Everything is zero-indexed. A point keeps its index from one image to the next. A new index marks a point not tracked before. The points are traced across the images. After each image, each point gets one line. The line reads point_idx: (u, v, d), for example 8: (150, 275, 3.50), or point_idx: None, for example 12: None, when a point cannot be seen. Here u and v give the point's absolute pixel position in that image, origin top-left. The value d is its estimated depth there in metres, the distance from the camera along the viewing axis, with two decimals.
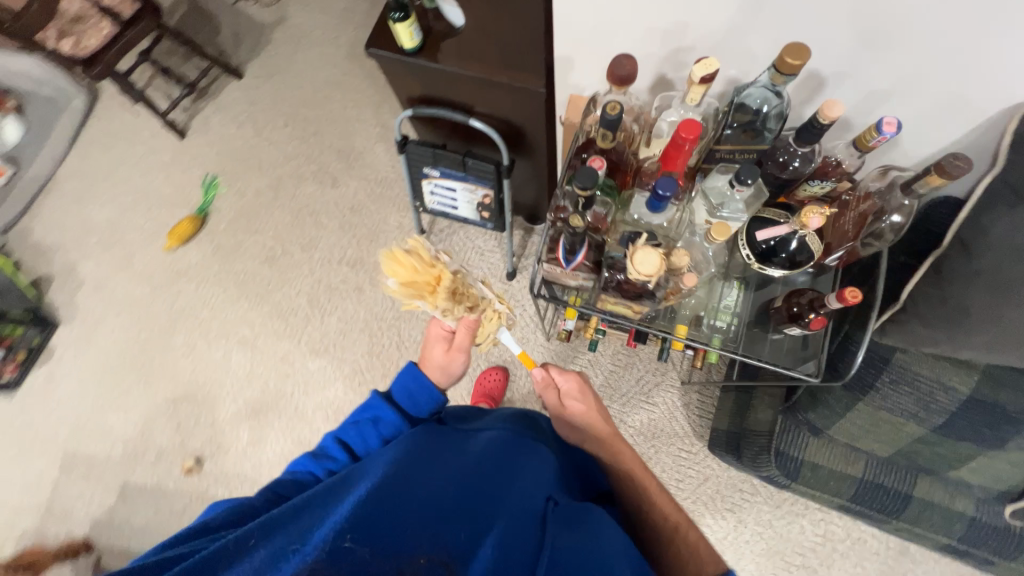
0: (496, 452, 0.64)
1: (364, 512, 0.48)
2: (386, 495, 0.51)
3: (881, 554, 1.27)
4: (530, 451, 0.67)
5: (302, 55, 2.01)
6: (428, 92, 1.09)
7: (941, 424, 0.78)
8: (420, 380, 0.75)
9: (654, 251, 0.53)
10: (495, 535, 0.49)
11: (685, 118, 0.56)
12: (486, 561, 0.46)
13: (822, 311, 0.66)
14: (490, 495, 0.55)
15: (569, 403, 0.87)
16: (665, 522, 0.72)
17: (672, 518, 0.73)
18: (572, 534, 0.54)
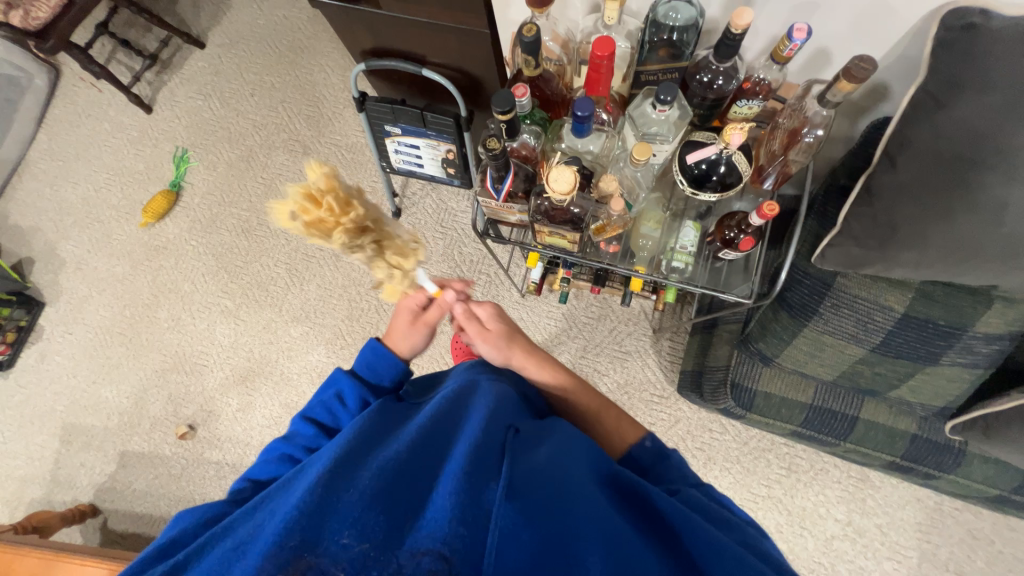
0: (451, 406, 0.60)
1: (320, 507, 0.42)
2: (338, 481, 0.45)
3: (843, 482, 1.33)
4: (486, 394, 0.64)
5: (264, 19, 1.95)
6: (379, 44, 1.06)
7: (879, 344, 0.81)
8: (380, 351, 0.73)
9: (568, 169, 0.56)
10: (449, 479, 0.45)
11: (600, 36, 0.57)
12: (441, 507, 0.43)
13: (749, 232, 0.68)
14: (443, 447, 0.52)
15: (493, 332, 0.86)
16: (594, 411, 0.80)
17: (596, 404, 0.80)
18: (539, 455, 0.53)
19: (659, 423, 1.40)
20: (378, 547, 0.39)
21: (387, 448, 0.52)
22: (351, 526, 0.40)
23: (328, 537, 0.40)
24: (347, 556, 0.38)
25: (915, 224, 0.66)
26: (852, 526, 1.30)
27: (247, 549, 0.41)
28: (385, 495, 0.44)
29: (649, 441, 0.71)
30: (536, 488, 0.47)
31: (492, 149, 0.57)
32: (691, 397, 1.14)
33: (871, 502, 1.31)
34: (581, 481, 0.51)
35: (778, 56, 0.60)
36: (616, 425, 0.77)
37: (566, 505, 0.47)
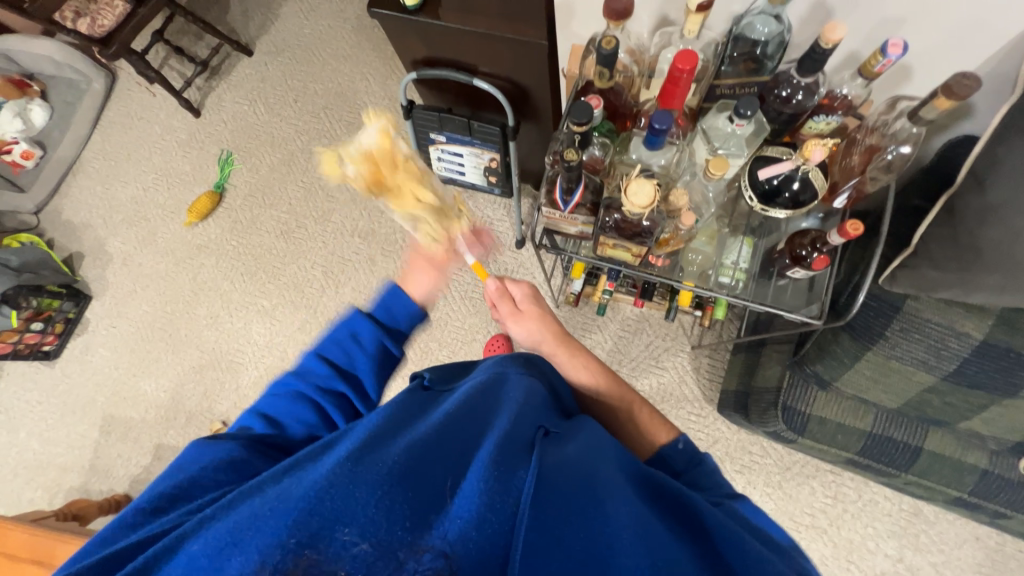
0: (480, 391, 0.56)
1: (341, 490, 0.37)
2: (360, 460, 0.40)
3: (893, 515, 1.26)
4: (516, 384, 0.59)
5: (309, 28, 2.01)
6: (432, 53, 1.07)
7: (952, 372, 0.77)
8: (396, 293, 0.75)
9: (648, 182, 0.56)
10: (475, 473, 0.42)
11: (682, 49, 0.56)
12: (468, 504, 0.39)
13: (825, 250, 0.65)
14: (471, 435, 0.48)
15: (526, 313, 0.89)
16: (622, 408, 0.77)
17: (628, 398, 0.78)
18: (569, 453, 0.49)
19: (696, 443, 1.36)
20: (398, 545, 0.35)
21: (412, 427, 0.48)
22: (369, 516, 0.36)
23: (340, 523, 0.35)
24: (366, 556, 0.34)
25: (1004, 247, 0.63)
26: (903, 562, 1.24)
27: (254, 528, 0.36)
28: (409, 478, 0.39)
29: (682, 442, 0.68)
30: (564, 489, 0.43)
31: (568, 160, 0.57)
32: (736, 414, 1.11)
33: (924, 538, 1.24)
34: (613, 481, 0.47)
35: (868, 71, 0.58)
36: (646, 421, 0.75)
37: (596, 508, 0.43)
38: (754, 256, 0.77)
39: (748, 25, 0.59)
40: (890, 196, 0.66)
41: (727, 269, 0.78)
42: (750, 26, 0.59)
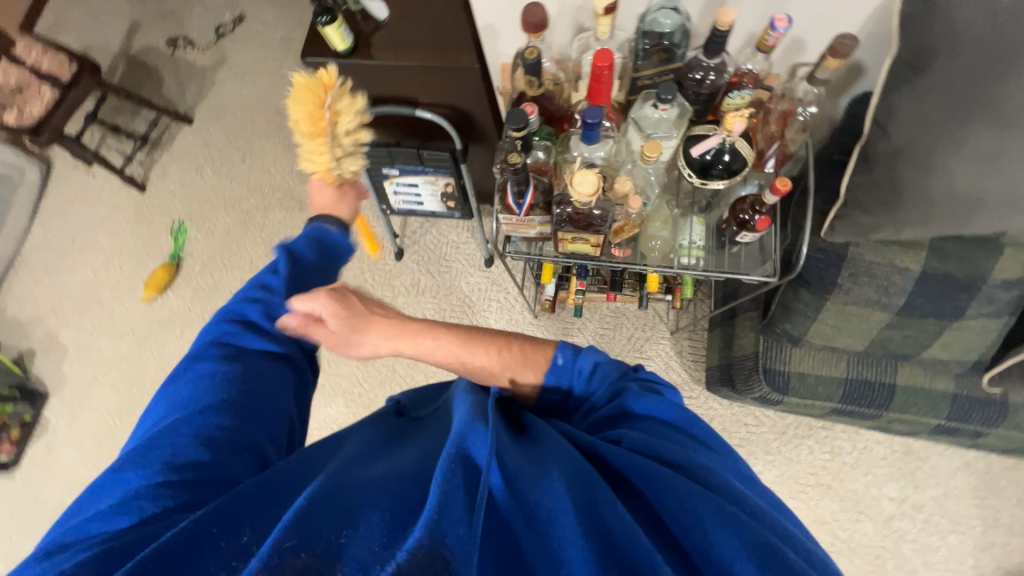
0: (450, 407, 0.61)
1: (323, 506, 0.42)
2: (338, 484, 0.46)
3: (889, 458, 1.31)
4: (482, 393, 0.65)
5: (247, 90, 2.03)
6: (371, 93, 1.11)
7: (903, 306, 0.83)
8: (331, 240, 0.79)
9: (591, 172, 0.60)
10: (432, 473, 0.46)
11: (599, 49, 0.61)
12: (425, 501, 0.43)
13: (764, 211, 0.70)
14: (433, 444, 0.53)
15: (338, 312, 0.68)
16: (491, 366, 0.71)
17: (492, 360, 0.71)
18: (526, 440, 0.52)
19: None
20: (375, 547, 0.39)
21: (390, 454, 0.53)
22: (350, 525, 0.41)
23: (317, 531, 0.40)
24: (348, 556, 0.38)
25: (917, 186, 0.70)
26: (907, 502, 1.28)
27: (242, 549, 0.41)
28: (382, 490, 0.44)
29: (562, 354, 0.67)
30: (516, 473, 0.46)
31: (513, 162, 0.60)
32: (724, 386, 1.15)
33: (921, 474, 1.29)
34: (567, 454, 0.50)
35: (764, 46, 0.64)
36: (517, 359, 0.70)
37: (546, 484, 0.46)
38: (706, 229, 0.81)
39: (654, 21, 0.66)
40: (809, 153, 0.73)
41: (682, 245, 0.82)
42: (654, 24, 0.66)
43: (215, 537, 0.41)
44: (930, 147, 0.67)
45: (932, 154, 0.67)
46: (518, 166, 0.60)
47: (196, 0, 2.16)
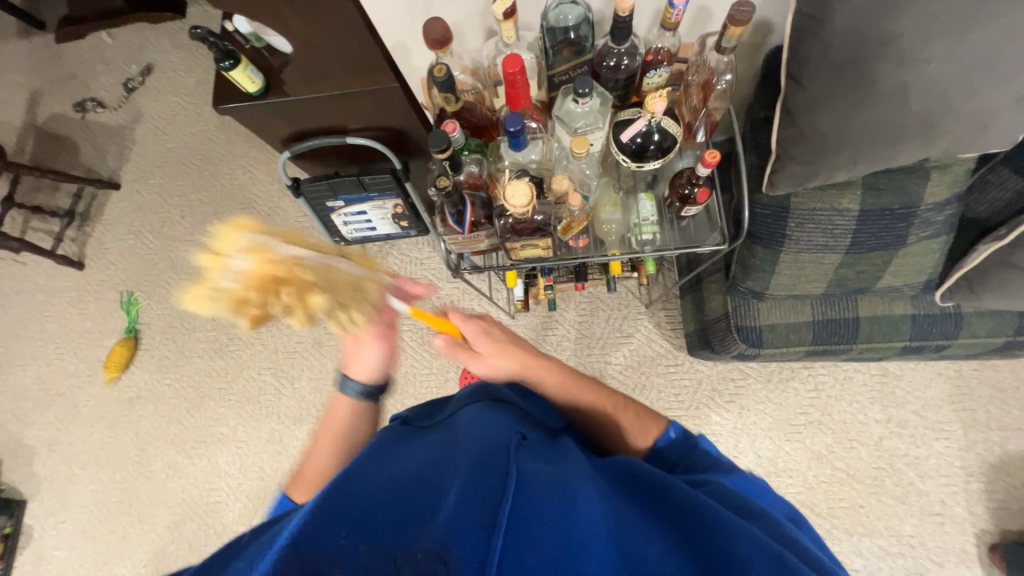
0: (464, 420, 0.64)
1: (336, 513, 0.47)
2: (348, 493, 0.50)
3: (868, 383, 1.37)
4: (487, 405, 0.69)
5: (172, 143, 1.93)
6: (297, 128, 1.07)
7: (851, 245, 0.86)
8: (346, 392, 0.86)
9: (521, 182, 0.59)
10: (457, 487, 0.48)
11: (507, 54, 0.59)
12: (449, 509, 0.45)
13: (702, 182, 0.71)
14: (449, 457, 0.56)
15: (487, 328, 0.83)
16: (608, 413, 0.76)
17: (611, 405, 0.77)
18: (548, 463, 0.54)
19: (684, 390, 1.43)
20: (382, 551, 0.43)
21: (400, 462, 0.57)
22: (357, 529, 0.46)
23: (326, 534, 0.44)
24: (350, 556, 0.43)
25: (840, 129, 0.72)
26: (892, 421, 1.34)
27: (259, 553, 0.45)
28: (394, 506, 0.48)
29: (672, 428, 0.73)
30: (544, 497, 0.47)
31: (442, 186, 0.59)
32: (703, 349, 1.18)
33: (901, 392, 1.35)
34: (589, 483, 0.52)
35: (669, 23, 0.64)
36: (634, 421, 0.75)
37: (574, 510, 0.47)
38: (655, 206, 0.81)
39: (555, 18, 0.65)
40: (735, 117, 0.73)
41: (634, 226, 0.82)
42: (562, 22, 0.65)
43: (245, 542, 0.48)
44: (844, 92, 0.69)
45: (848, 98, 0.69)
46: (447, 189, 0.59)
47: (96, 58, 2.03)
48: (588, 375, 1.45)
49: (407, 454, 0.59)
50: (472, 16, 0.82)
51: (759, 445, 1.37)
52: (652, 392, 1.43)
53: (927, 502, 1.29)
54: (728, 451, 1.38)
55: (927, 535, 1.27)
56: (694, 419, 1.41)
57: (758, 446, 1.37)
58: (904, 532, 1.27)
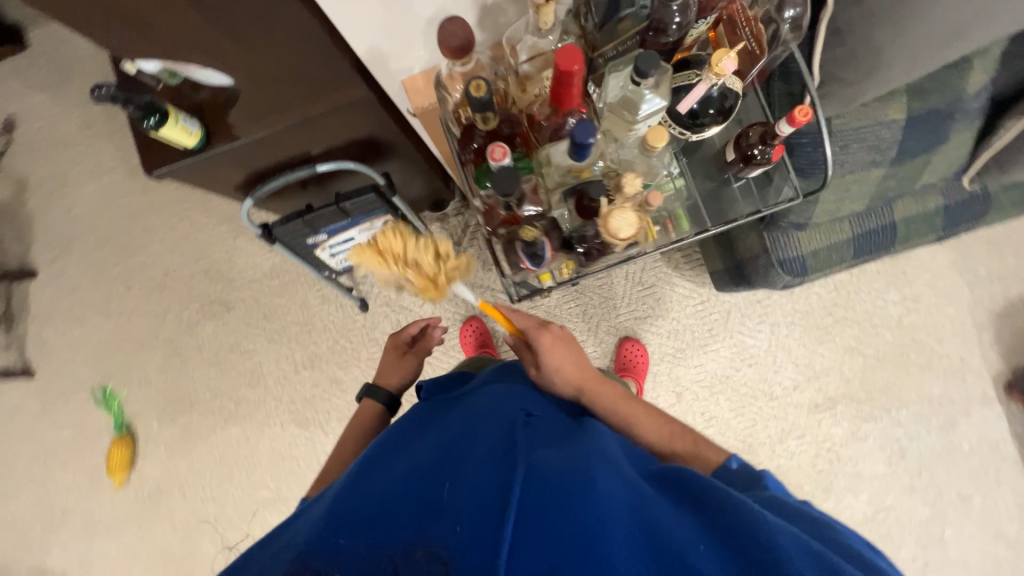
0: (469, 412, 0.66)
1: (348, 516, 0.49)
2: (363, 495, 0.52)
3: (881, 269, 1.42)
4: (487, 395, 0.71)
5: (80, 205, 1.61)
6: (252, 169, 0.88)
7: (895, 155, 0.82)
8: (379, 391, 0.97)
9: (626, 208, 0.58)
10: (470, 479, 0.49)
11: (560, 45, 0.47)
12: (464, 498, 0.47)
13: (776, 141, 0.63)
14: (462, 447, 0.57)
15: (549, 349, 0.84)
16: (663, 441, 0.76)
17: (669, 431, 0.77)
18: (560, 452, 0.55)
19: (716, 323, 1.44)
20: (387, 547, 0.44)
21: (413, 456, 0.59)
22: (362, 527, 0.47)
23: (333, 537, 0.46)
24: (353, 553, 0.44)
25: (900, 39, 0.65)
26: (908, 299, 1.41)
27: (271, 557, 0.48)
28: (404, 501, 0.49)
29: (736, 461, 0.67)
30: (559, 485, 0.48)
31: (531, 238, 0.59)
32: (737, 287, 1.17)
33: (911, 270, 1.41)
34: (605, 472, 0.52)
35: None
36: (694, 449, 0.73)
37: (592, 499, 0.47)
38: (680, 163, 0.74)
39: None
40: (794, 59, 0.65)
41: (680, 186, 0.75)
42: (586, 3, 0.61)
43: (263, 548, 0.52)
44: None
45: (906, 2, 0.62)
46: (536, 238, 0.60)
47: None
48: (624, 338, 1.43)
49: (423, 447, 0.61)
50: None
51: (795, 354, 1.42)
52: (686, 333, 1.44)
53: (948, 363, 1.39)
54: (768, 367, 1.43)
55: (953, 391, 1.39)
56: (731, 347, 1.44)
57: (795, 355, 1.42)
58: (933, 394, 1.39)
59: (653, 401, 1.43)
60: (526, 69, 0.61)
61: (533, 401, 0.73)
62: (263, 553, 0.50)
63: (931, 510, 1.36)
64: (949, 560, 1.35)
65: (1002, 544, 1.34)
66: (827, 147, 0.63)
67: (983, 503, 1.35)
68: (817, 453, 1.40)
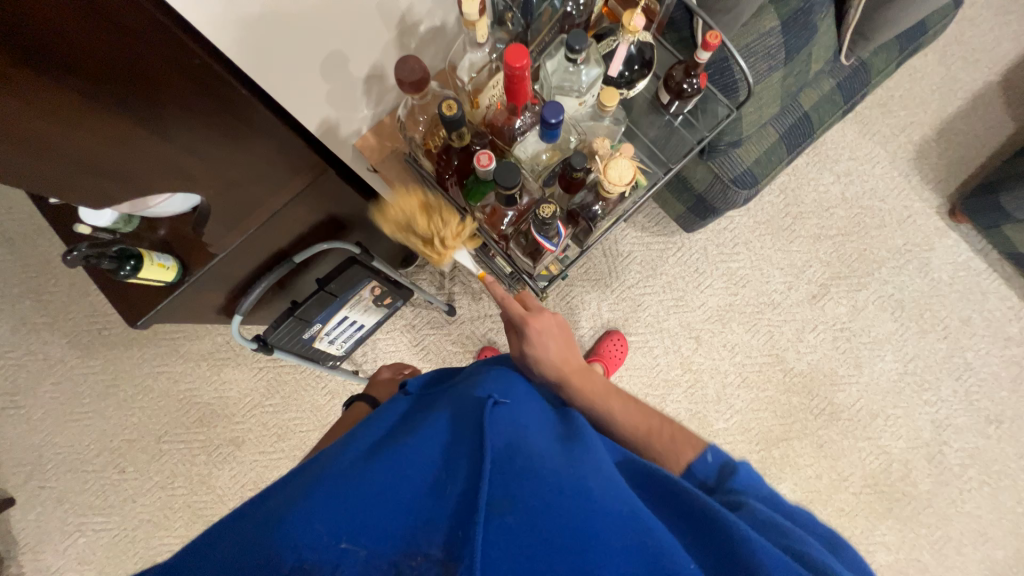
0: (458, 390, 0.60)
1: (333, 505, 0.45)
2: (348, 480, 0.46)
3: (810, 160, 1.57)
4: (472, 374, 0.66)
5: (41, 408, 1.48)
6: (233, 285, 0.86)
7: (786, 55, 0.94)
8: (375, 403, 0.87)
9: (621, 158, 0.66)
10: (463, 475, 0.45)
11: (506, 48, 0.57)
12: (456, 499, 0.44)
13: (698, 72, 0.73)
14: (459, 425, 0.51)
15: (540, 337, 0.72)
16: (637, 438, 0.65)
17: (643, 427, 0.66)
18: (552, 441, 0.49)
19: (699, 261, 1.52)
20: (384, 552, 0.43)
21: (406, 432, 0.54)
22: (355, 527, 0.44)
23: (319, 536, 0.43)
24: (349, 560, 0.43)
25: None
26: (842, 175, 1.56)
27: (261, 535, 0.45)
28: (392, 493, 0.45)
29: (712, 453, 0.59)
30: (554, 485, 0.43)
31: (550, 214, 0.64)
32: (704, 221, 1.23)
33: (833, 151, 1.58)
34: (598, 469, 0.47)
35: None
36: (668, 447, 0.63)
37: (585, 509, 0.42)
38: (627, 122, 0.83)
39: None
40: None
41: (633, 136, 0.84)
42: (509, 7, 0.69)
43: (259, 511, 0.49)
44: None
45: None
46: (555, 213, 0.65)
47: None
48: (607, 329, 1.47)
49: (411, 426, 0.55)
50: (389, 51, 0.73)
51: (777, 259, 1.53)
52: (676, 281, 1.51)
53: (898, 214, 1.54)
54: (759, 281, 1.51)
55: (913, 236, 1.53)
56: (720, 277, 1.52)
57: (776, 261, 1.53)
58: (900, 245, 1.53)
59: (678, 353, 1.47)
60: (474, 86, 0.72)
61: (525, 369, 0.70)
62: (250, 527, 0.47)
63: (947, 343, 1.47)
64: (983, 378, 1.45)
65: (1014, 346, 1.46)
66: (739, 63, 0.70)
67: (984, 318, 1.48)
68: (835, 336, 1.48)
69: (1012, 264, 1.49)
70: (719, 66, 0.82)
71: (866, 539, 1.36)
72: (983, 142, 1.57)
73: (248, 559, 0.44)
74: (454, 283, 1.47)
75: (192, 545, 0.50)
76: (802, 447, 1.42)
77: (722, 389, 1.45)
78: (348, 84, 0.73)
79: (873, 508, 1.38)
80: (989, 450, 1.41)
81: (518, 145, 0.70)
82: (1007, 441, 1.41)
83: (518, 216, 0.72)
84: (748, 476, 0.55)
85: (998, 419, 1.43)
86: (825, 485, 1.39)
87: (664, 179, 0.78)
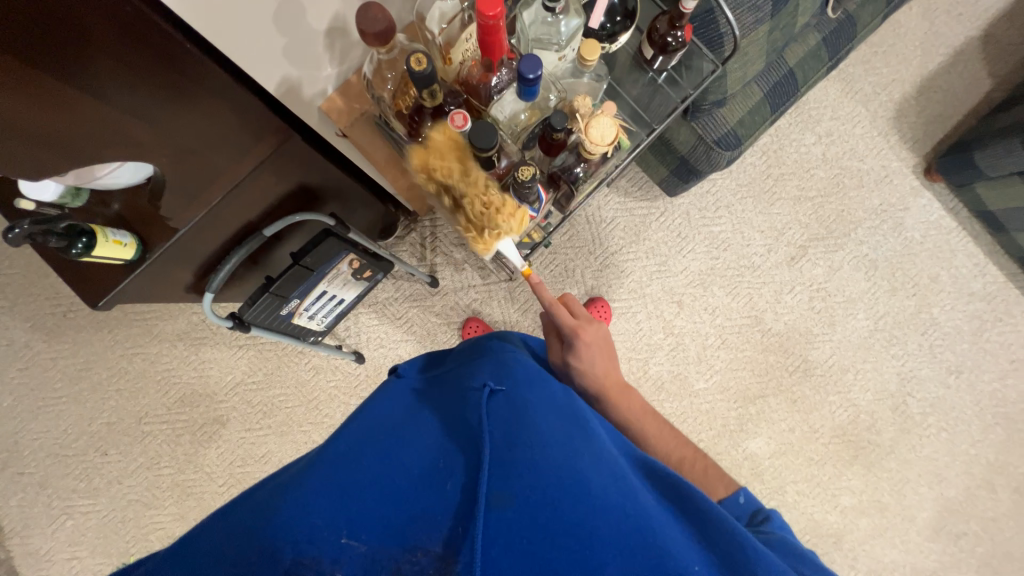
0: (455, 386, 0.61)
1: (330, 498, 0.44)
2: (345, 472, 0.46)
3: (792, 120, 1.56)
4: (467, 366, 0.66)
5: (10, 395, 1.43)
6: (199, 263, 0.81)
7: (772, 8, 0.90)
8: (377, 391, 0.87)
9: (603, 117, 0.63)
10: (463, 466, 0.45)
11: None
12: (456, 490, 0.44)
13: (682, 24, 0.70)
14: (457, 421, 0.52)
15: (589, 350, 0.78)
16: (673, 461, 0.75)
17: (677, 455, 0.75)
18: (551, 436, 0.50)
19: (681, 226, 1.52)
20: (385, 545, 0.41)
21: (403, 427, 0.54)
22: (352, 520, 0.42)
23: (317, 529, 0.42)
24: (349, 555, 0.41)
25: None
26: (823, 136, 1.56)
27: (258, 526, 0.44)
28: (390, 484, 0.45)
29: (743, 496, 0.68)
30: (554, 478, 0.44)
31: (529, 176, 0.62)
32: (687, 183, 1.21)
33: (815, 111, 1.56)
34: (595, 465, 0.48)
35: None
36: (702, 477, 0.72)
37: (585, 503, 0.42)
38: (608, 81, 0.80)
39: None
40: None
41: (616, 95, 0.81)
42: None
43: (254, 504, 0.48)
44: None
45: None
46: (534, 175, 0.62)
47: None
48: (591, 296, 1.48)
49: (408, 421, 0.55)
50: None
51: (758, 223, 1.54)
52: (660, 248, 1.51)
53: (875, 174, 1.56)
54: (740, 245, 1.53)
55: (889, 196, 1.55)
56: (702, 243, 1.52)
57: (757, 224, 1.53)
58: (877, 206, 1.55)
59: (660, 317, 1.49)
60: (446, 39, 0.67)
61: (526, 358, 0.68)
62: (244, 519, 0.46)
63: (916, 300, 1.53)
64: (946, 332, 1.52)
65: (978, 301, 1.53)
66: (726, 14, 0.66)
67: (950, 275, 1.54)
68: (811, 296, 1.52)
69: (981, 221, 1.53)
70: (704, 18, 0.78)
71: (833, 484, 1.45)
72: (962, 99, 1.57)
73: (243, 558, 0.42)
74: (436, 254, 1.44)
75: (188, 542, 0.49)
76: (777, 403, 1.48)
77: (702, 351, 1.49)
78: (308, 38, 0.67)
79: (841, 456, 1.47)
80: (949, 399, 1.50)
81: (495, 105, 0.67)
82: (965, 390, 1.50)
83: (497, 180, 0.69)
84: (779, 524, 0.61)
85: (958, 370, 1.51)
86: (797, 437, 1.47)
87: (645, 141, 0.76)
